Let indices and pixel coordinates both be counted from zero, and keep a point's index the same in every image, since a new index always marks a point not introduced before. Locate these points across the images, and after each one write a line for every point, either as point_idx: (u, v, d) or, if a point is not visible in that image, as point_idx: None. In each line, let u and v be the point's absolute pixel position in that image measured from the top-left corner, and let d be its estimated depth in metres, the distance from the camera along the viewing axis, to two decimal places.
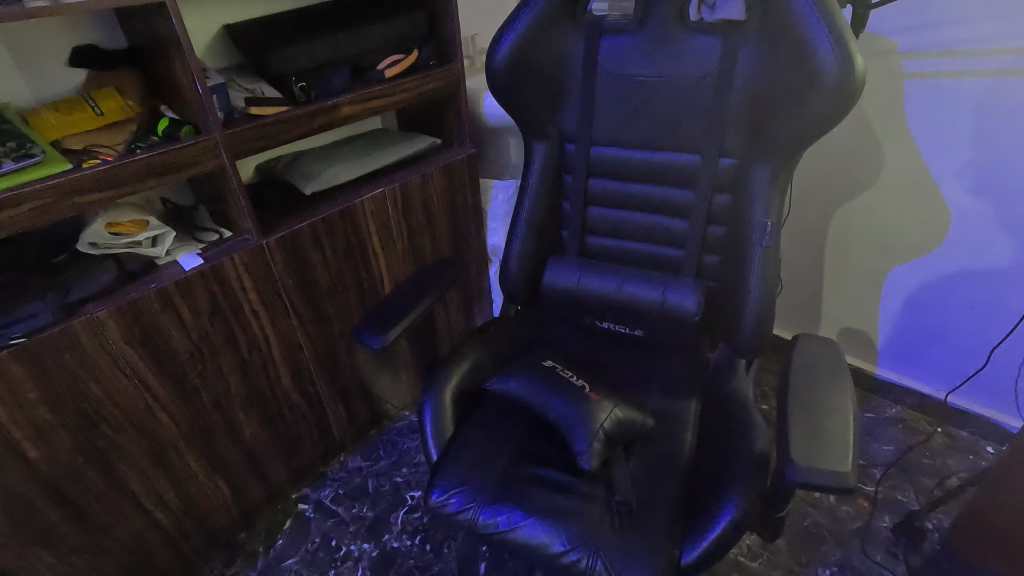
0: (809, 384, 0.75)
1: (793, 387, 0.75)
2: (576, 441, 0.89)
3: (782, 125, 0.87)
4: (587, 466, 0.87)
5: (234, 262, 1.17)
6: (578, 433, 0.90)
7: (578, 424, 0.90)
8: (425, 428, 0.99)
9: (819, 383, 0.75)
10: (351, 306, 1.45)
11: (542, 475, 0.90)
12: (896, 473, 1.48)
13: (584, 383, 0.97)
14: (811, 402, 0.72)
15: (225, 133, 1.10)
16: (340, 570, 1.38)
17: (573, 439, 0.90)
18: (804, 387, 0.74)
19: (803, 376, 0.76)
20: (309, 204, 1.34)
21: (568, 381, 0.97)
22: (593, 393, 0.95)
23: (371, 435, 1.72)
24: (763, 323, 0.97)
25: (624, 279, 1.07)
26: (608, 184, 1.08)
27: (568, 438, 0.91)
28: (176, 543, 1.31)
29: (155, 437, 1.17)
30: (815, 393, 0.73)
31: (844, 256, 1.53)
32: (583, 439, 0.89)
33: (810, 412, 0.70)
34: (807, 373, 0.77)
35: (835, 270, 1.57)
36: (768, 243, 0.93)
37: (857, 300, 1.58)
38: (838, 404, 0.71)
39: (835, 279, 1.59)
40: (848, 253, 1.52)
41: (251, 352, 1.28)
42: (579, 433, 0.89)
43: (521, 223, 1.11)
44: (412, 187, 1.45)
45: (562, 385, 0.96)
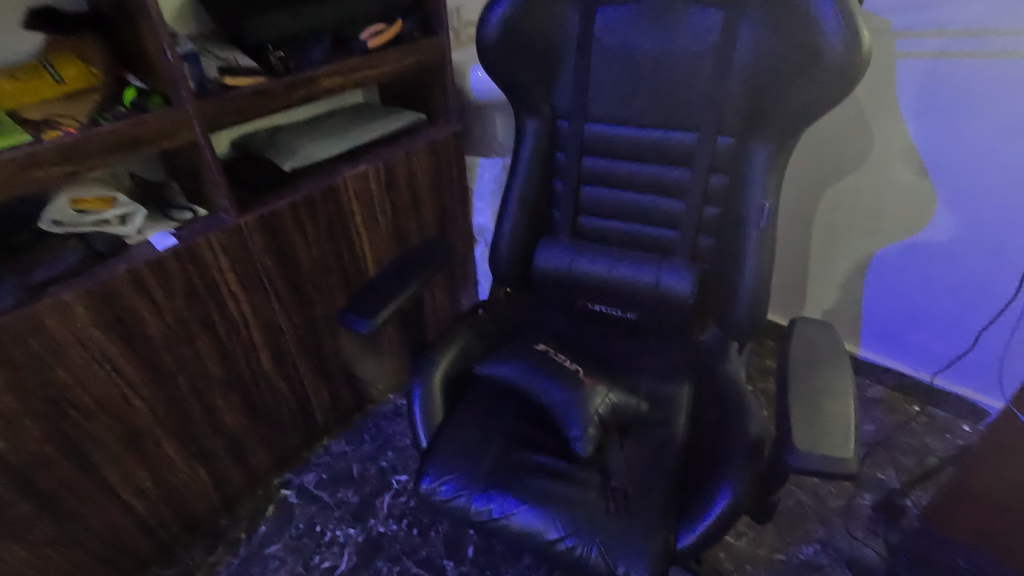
0: (808, 370, 0.73)
1: (792, 372, 0.73)
2: (570, 425, 0.88)
3: (783, 103, 0.84)
4: (582, 451, 0.86)
5: (210, 242, 1.12)
6: (572, 418, 0.88)
7: (572, 409, 0.89)
8: (414, 413, 0.96)
9: (818, 368, 0.73)
10: (333, 288, 1.40)
11: (534, 461, 0.88)
12: (878, 453, 1.51)
13: (578, 368, 0.94)
14: (810, 389, 0.71)
15: (198, 105, 1.04)
16: (326, 556, 1.36)
17: (566, 424, 0.88)
18: (803, 373, 0.73)
19: (801, 361, 0.75)
20: (288, 181, 1.28)
21: (560, 366, 0.94)
22: (586, 377, 0.93)
23: (355, 419, 1.68)
24: (758, 307, 0.96)
25: (616, 261, 1.05)
26: (600, 163, 1.05)
27: (561, 422, 0.89)
28: (155, 532, 1.28)
29: (130, 424, 1.13)
30: (814, 379, 0.72)
31: (831, 240, 1.54)
32: (577, 424, 0.87)
33: (810, 399, 0.69)
34: (805, 357, 0.75)
35: (822, 254, 1.57)
36: (765, 225, 0.92)
37: (843, 284, 1.58)
38: (836, 388, 0.70)
39: (820, 262, 1.59)
40: (834, 236, 1.52)
41: (229, 335, 1.23)
42: (573, 417, 0.88)
43: (512, 203, 1.09)
44: (396, 164, 1.39)
45: (555, 370, 0.94)
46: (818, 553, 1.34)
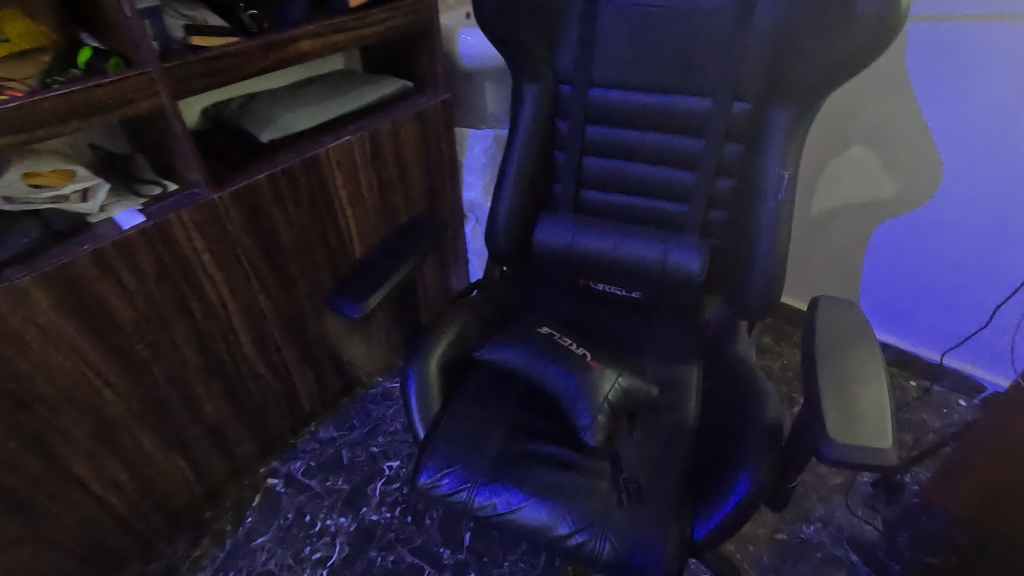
0: (836, 353, 0.69)
1: (820, 355, 0.69)
2: (578, 413, 0.82)
3: (808, 65, 0.78)
4: (592, 441, 0.81)
5: (183, 219, 1.03)
6: (580, 405, 0.83)
7: (580, 396, 0.83)
8: (410, 402, 0.90)
9: (847, 351, 0.69)
10: (318, 268, 1.33)
11: (539, 451, 0.83)
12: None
13: (586, 352, 0.89)
14: (841, 373, 0.66)
15: (163, 67, 0.94)
16: (317, 547, 1.31)
17: (574, 411, 0.83)
18: (831, 356, 0.69)
19: (829, 343, 0.70)
20: (266, 153, 1.19)
21: (566, 350, 0.88)
22: (594, 362, 0.87)
23: (343, 403, 1.62)
24: (772, 285, 0.91)
25: (620, 237, 0.99)
26: (606, 132, 0.98)
27: (568, 410, 0.84)
28: (135, 528, 1.21)
29: (102, 417, 1.05)
30: (844, 362, 0.68)
31: (833, 216, 1.49)
32: (586, 412, 0.82)
33: (841, 384, 0.65)
34: (833, 341, 0.71)
35: (823, 230, 1.53)
36: (783, 197, 0.86)
37: (844, 258, 1.55)
38: (868, 374, 0.66)
39: (821, 238, 1.55)
40: (836, 212, 1.48)
41: (207, 319, 1.15)
42: (581, 405, 0.83)
43: (510, 177, 1.02)
44: (382, 135, 1.31)
45: (560, 354, 0.88)
46: (819, 532, 1.34)
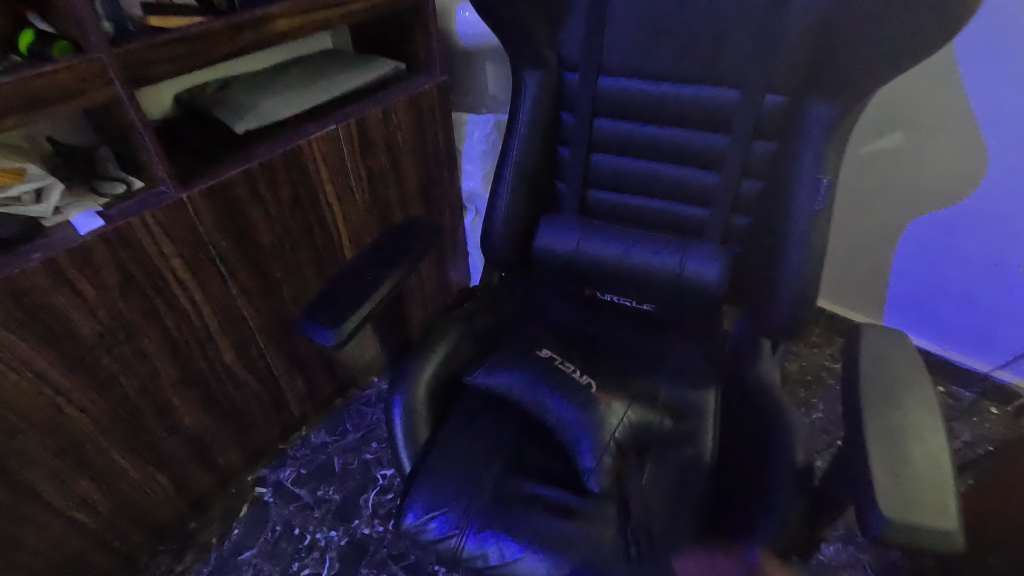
0: (886, 403, 0.60)
1: (867, 403, 0.61)
2: (581, 451, 0.75)
3: (855, 52, 0.66)
4: (596, 486, 0.73)
5: (146, 222, 0.93)
6: (583, 443, 0.75)
7: (584, 433, 0.75)
8: (396, 433, 0.82)
9: (897, 399, 0.61)
10: (304, 268, 1.23)
11: (537, 493, 0.75)
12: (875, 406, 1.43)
13: (591, 381, 0.80)
14: (891, 425, 0.58)
15: (115, 53, 0.82)
16: (306, 563, 1.25)
17: (577, 449, 0.75)
18: (880, 405, 0.60)
19: (877, 387, 0.62)
20: (243, 144, 1.08)
21: (569, 378, 0.80)
22: (601, 393, 0.78)
23: (336, 405, 1.54)
24: (803, 302, 0.81)
25: (631, 243, 0.90)
26: (617, 126, 0.88)
27: (570, 446, 0.76)
28: (112, 545, 1.15)
29: (68, 435, 0.97)
30: (895, 412, 0.59)
31: (863, 208, 1.36)
32: (590, 453, 0.74)
33: (893, 435, 0.57)
34: (880, 384, 0.62)
35: (852, 223, 1.40)
36: (822, 205, 0.75)
37: (873, 256, 1.43)
38: (923, 430, 0.58)
39: (849, 232, 1.43)
40: (866, 203, 1.35)
41: (181, 328, 1.06)
42: (586, 444, 0.75)
43: (508, 175, 0.91)
44: (371, 123, 1.19)
45: (562, 383, 0.80)
46: (839, 551, 1.25)
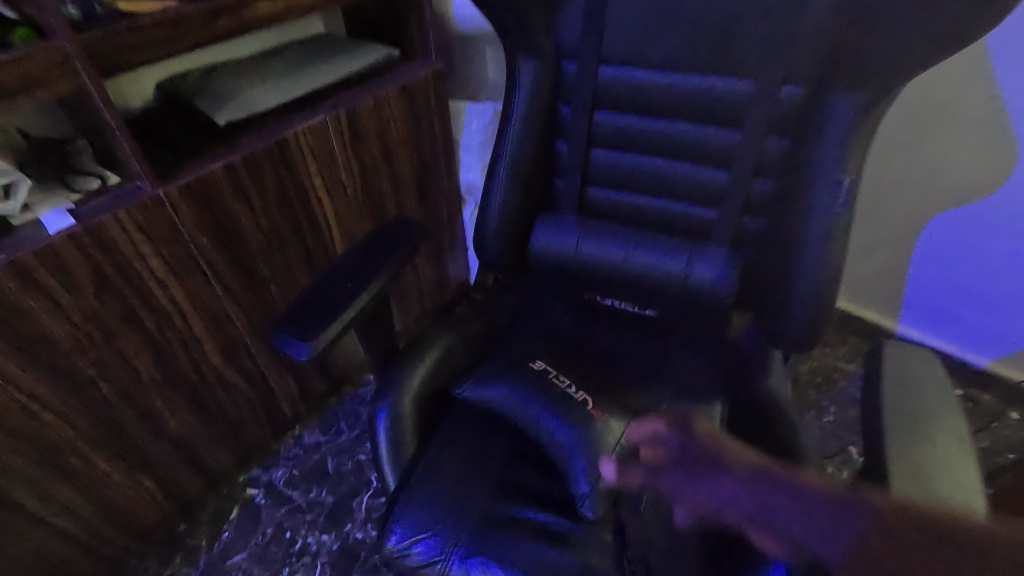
0: (910, 434, 0.62)
1: (892, 431, 0.62)
2: (576, 474, 0.70)
3: (884, 39, 0.59)
4: (591, 514, 0.69)
5: (120, 221, 0.88)
6: (577, 466, 0.70)
7: (579, 455, 0.71)
8: (380, 447, 0.77)
9: (922, 427, 0.62)
10: (293, 265, 1.18)
11: (526, 517, 0.71)
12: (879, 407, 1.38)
13: (587, 399, 0.75)
14: (915, 452, 0.60)
15: (79, 40, 0.76)
16: (296, 568, 1.22)
17: (571, 470, 0.71)
18: (906, 437, 0.61)
19: (904, 419, 0.63)
20: (225, 137, 1.02)
21: (563, 394, 0.75)
22: (597, 412, 0.73)
23: (330, 404, 1.50)
24: (818, 311, 0.75)
25: (633, 245, 0.85)
26: (619, 120, 0.82)
27: (564, 467, 0.72)
28: (97, 550, 1.12)
29: (45, 442, 0.93)
30: (920, 440, 0.61)
31: (881, 203, 1.28)
32: (585, 477, 0.70)
33: (917, 461, 0.59)
34: (905, 411, 0.64)
35: (869, 218, 1.33)
36: (842, 209, 0.69)
37: (892, 254, 1.36)
38: (946, 457, 0.59)
39: (866, 228, 1.35)
40: (884, 197, 1.27)
41: (162, 330, 1.01)
42: (580, 465, 0.70)
43: (503, 172, 0.85)
44: (362, 113, 1.13)
45: (556, 399, 0.75)
46: None
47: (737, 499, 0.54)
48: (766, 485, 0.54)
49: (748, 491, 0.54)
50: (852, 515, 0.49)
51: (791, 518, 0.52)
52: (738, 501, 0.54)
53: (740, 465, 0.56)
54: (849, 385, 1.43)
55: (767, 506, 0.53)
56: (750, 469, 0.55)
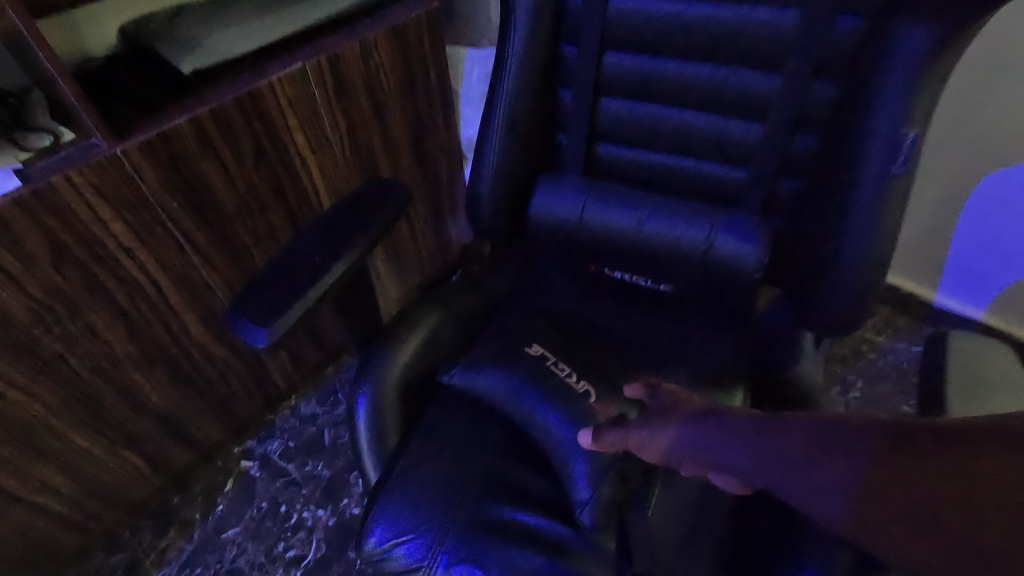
0: (970, 373, 0.60)
1: (953, 369, 0.61)
2: (575, 476, 0.67)
3: None
4: (590, 524, 0.65)
5: (73, 183, 0.79)
6: (577, 467, 0.67)
7: (580, 457, 0.67)
8: (359, 432, 0.73)
9: (984, 373, 0.60)
10: (275, 230, 1.09)
11: (513, 519, 0.67)
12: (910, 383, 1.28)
13: (589, 390, 0.71)
14: (971, 382, 0.59)
15: None
16: (292, 543, 1.19)
17: (571, 473, 0.68)
18: (969, 393, 0.59)
19: (963, 381, 0.60)
20: (195, 87, 0.92)
21: (563, 384, 0.71)
22: (601, 407, 0.69)
23: (327, 372, 1.44)
24: (863, 287, 0.65)
25: (646, 211, 0.75)
26: (633, 63, 0.71)
27: (564, 467, 0.69)
28: (85, 524, 1.09)
29: (13, 421, 0.88)
30: (979, 377, 0.60)
31: (941, 162, 1.11)
32: (585, 482, 0.66)
33: (972, 389, 0.59)
34: (969, 363, 0.61)
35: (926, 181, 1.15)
36: (900, 169, 0.58)
37: (947, 222, 1.19)
38: (1004, 383, 0.59)
39: (922, 193, 1.18)
40: (945, 155, 1.10)
41: (134, 301, 0.94)
42: (579, 467, 0.67)
43: (498, 125, 0.75)
44: (347, 59, 1.01)
45: (555, 390, 0.71)
46: None
47: (690, 437, 0.58)
48: (717, 424, 0.57)
49: (696, 431, 0.58)
50: (798, 437, 0.51)
51: (741, 453, 0.54)
52: (691, 440, 0.58)
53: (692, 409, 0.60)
54: (879, 358, 1.33)
55: (724, 447, 0.55)
56: (703, 412, 0.59)
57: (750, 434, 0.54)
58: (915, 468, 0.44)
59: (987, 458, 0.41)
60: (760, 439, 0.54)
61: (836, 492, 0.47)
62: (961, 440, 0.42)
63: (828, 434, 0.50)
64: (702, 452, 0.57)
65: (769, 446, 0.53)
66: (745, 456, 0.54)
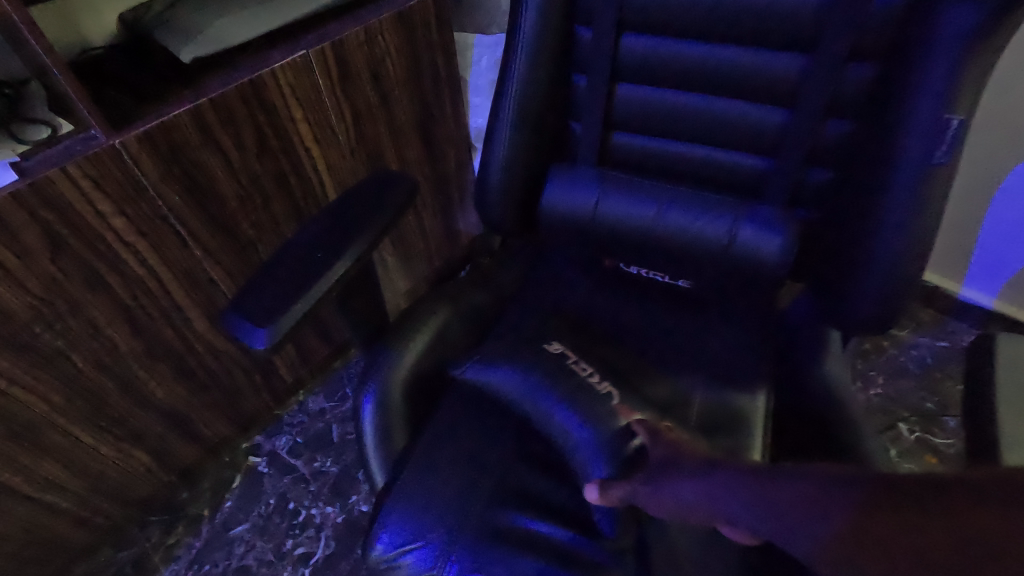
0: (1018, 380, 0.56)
1: (1000, 377, 0.57)
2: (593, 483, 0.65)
3: None
4: (611, 533, 0.64)
5: (71, 176, 0.76)
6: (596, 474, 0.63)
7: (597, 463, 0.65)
8: (366, 433, 0.71)
9: None
10: (280, 223, 1.07)
11: (523, 525, 0.66)
12: (934, 379, 1.24)
13: (612, 391, 0.67)
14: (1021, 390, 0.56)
15: None
16: (300, 540, 1.17)
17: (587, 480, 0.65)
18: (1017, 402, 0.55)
19: (1011, 392, 0.55)
20: (196, 75, 0.89)
21: (585, 385, 0.68)
22: (625, 410, 0.66)
23: (335, 367, 1.42)
24: (895, 283, 0.61)
25: (664, 203, 0.72)
26: (653, 46, 0.67)
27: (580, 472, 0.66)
28: (92, 520, 1.08)
29: (16, 418, 0.86)
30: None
31: (984, 151, 1.04)
32: None
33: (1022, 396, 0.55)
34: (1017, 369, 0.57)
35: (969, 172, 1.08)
36: (943, 158, 0.56)
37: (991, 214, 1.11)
38: None
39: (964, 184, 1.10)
40: (988, 144, 1.02)
41: (137, 296, 0.92)
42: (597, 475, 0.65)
43: (508, 112, 0.71)
44: (352, 46, 0.97)
45: (576, 391, 0.67)
46: None
47: (690, 491, 0.57)
48: (715, 476, 0.56)
49: (697, 484, 0.57)
50: (790, 486, 0.51)
51: (741, 508, 0.54)
52: (692, 494, 0.56)
53: (692, 458, 0.59)
54: (901, 354, 1.28)
55: (723, 499, 0.55)
56: (703, 462, 0.58)
57: (748, 486, 0.54)
58: (901, 517, 0.44)
59: (984, 506, 0.41)
60: (756, 491, 0.53)
61: (826, 537, 0.47)
62: (953, 486, 0.43)
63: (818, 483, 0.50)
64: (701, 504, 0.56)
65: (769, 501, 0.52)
66: (746, 511, 0.53)
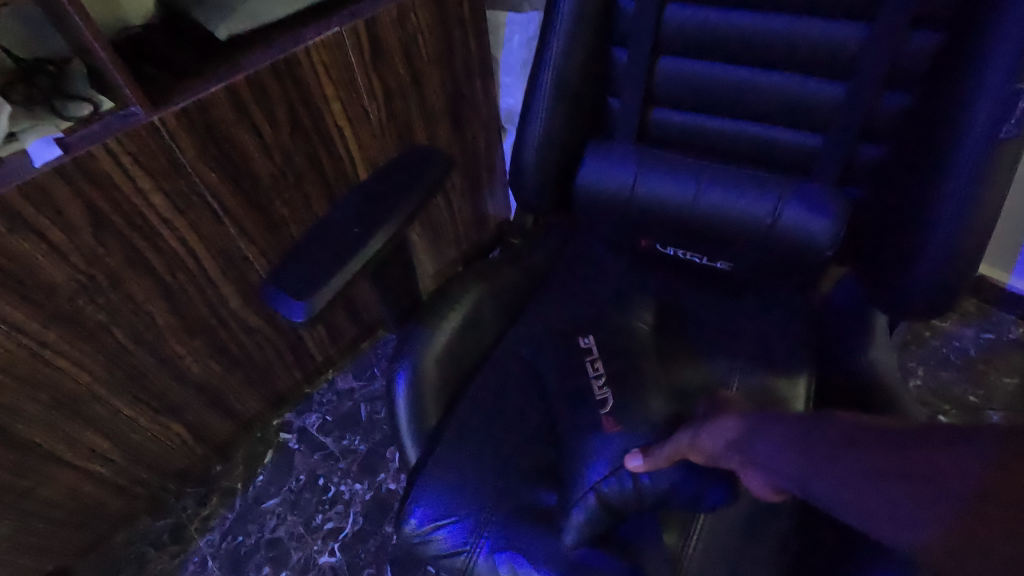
0: None
1: None
2: (585, 477, 0.64)
3: None
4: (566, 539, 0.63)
5: (112, 150, 0.77)
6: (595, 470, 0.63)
7: (600, 460, 0.64)
8: (399, 410, 0.71)
9: None
10: (312, 202, 1.07)
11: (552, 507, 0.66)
12: (977, 371, 1.19)
13: (607, 399, 0.67)
14: None
15: None
16: (329, 516, 1.19)
17: (582, 473, 0.64)
18: None
19: None
20: (231, 52, 0.89)
21: (585, 386, 0.69)
22: (608, 421, 0.66)
23: (363, 348, 1.43)
24: (954, 267, 0.59)
25: (704, 180, 0.69)
26: (697, 19, 0.66)
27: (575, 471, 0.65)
28: (131, 489, 1.12)
29: (61, 390, 0.90)
30: None
31: None
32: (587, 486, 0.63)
33: None
34: None
35: None
36: (1011, 131, 0.53)
37: None
38: None
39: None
40: None
41: (174, 272, 0.94)
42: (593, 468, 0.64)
43: (546, 88, 0.70)
44: (386, 23, 0.97)
45: (580, 388, 0.69)
46: None
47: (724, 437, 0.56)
48: (757, 416, 0.54)
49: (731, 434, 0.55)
50: (835, 431, 0.47)
51: (769, 449, 0.51)
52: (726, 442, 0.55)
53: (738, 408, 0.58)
54: (942, 345, 1.23)
55: (759, 449, 0.52)
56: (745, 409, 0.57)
57: (786, 428, 0.51)
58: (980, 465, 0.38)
59: None
60: (797, 438, 0.49)
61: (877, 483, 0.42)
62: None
63: (876, 434, 0.44)
64: (737, 444, 0.55)
65: (810, 445, 0.48)
66: (778, 455, 0.50)
